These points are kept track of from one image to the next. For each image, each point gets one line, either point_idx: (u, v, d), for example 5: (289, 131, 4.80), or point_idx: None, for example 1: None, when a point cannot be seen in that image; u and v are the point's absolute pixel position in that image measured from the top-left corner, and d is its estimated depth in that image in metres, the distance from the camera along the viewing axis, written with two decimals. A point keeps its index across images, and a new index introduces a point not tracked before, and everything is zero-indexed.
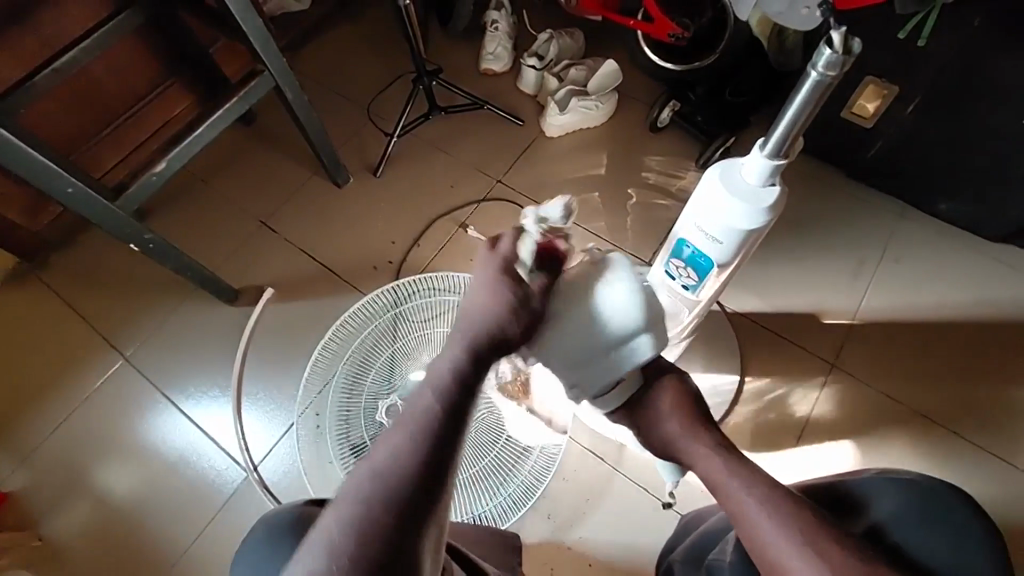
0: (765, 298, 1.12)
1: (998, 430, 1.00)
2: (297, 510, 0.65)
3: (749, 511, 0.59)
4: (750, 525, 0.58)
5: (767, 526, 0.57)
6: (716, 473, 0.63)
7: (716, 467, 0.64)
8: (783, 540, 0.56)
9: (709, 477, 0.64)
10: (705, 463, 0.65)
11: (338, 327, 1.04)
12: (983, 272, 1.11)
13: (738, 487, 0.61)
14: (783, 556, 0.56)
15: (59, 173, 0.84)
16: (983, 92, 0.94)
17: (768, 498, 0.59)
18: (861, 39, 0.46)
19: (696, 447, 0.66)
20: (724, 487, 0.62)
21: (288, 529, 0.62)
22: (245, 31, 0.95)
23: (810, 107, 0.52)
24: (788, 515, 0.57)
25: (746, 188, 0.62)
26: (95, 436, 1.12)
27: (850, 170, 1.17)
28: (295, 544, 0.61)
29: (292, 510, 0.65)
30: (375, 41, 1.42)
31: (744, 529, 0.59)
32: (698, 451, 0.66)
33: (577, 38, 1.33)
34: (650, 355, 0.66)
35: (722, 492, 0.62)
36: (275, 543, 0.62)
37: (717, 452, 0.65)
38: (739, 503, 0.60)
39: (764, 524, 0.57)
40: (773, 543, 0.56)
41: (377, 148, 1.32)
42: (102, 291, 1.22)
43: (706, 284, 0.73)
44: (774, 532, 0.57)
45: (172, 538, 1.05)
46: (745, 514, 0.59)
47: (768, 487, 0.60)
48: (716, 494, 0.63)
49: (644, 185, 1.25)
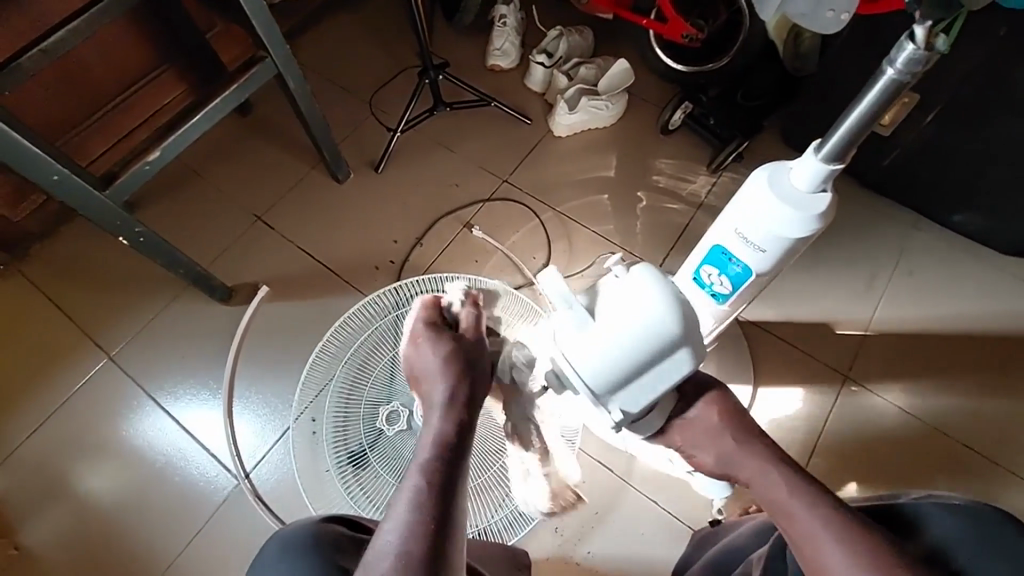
0: (778, 307, 1.10)
1: (1012, 444, 0.99)
2: (315, 526, 0.61)
3: (812, 530, 0.55)
4: (814, 545, 0.54)
5: (835, 549, 0.53)
6: (776, 491, 0.59)
7: (774, 484, 0.60)
8: (853, 566, 0.52)
9: (765, 493, 0.60)
10: (764, 481, 0.61)
11: (337, 328, 0.98)
12: (996, 284, 1.10)
13: (800, 507, 0.57)
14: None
15: (44, 160, 0.78)
16: (1005, 103, 0.93)
17: (833, 522, 0.55)
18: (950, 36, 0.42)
19: (753, 463, 0.62)
20: (785, 504, 0.58)
21: (302, 548, 0.58)
22: (249, 15, 0.90)
23: (880, 108, 0.48)
24: (856, 537, 0.53)
25: (796, 193, 0.59)
26: (77, 440, 1.06)
27: (863, 178, 1.16)
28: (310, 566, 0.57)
29: (309, 526, 0.61)
30: (377, 33, 1.37)
31: (805, 550, 0.55)
32: (754, 467, 0.62)
33: (586, 36, 1.30)
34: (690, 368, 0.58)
35: (782, 510, 0.58)
36: (290, 557, 0.58)
37: (776, 469, 0.61)
38: (802, 522, 0.56)
39: (831, 546, 0.53)
40: (840, 567, 0.52)
41: (379, 144, 1.28)
42: (86, 286, 1.16)
43: (739, 293, 0.71)
44: (841, 554, 0.53)
45: (160, 548, 1.00)
46: (809, 534, 0.55)
47: (832, 508, 0.56)
48: (773, 511, 0.59)
49: (655, 188, 1.22)
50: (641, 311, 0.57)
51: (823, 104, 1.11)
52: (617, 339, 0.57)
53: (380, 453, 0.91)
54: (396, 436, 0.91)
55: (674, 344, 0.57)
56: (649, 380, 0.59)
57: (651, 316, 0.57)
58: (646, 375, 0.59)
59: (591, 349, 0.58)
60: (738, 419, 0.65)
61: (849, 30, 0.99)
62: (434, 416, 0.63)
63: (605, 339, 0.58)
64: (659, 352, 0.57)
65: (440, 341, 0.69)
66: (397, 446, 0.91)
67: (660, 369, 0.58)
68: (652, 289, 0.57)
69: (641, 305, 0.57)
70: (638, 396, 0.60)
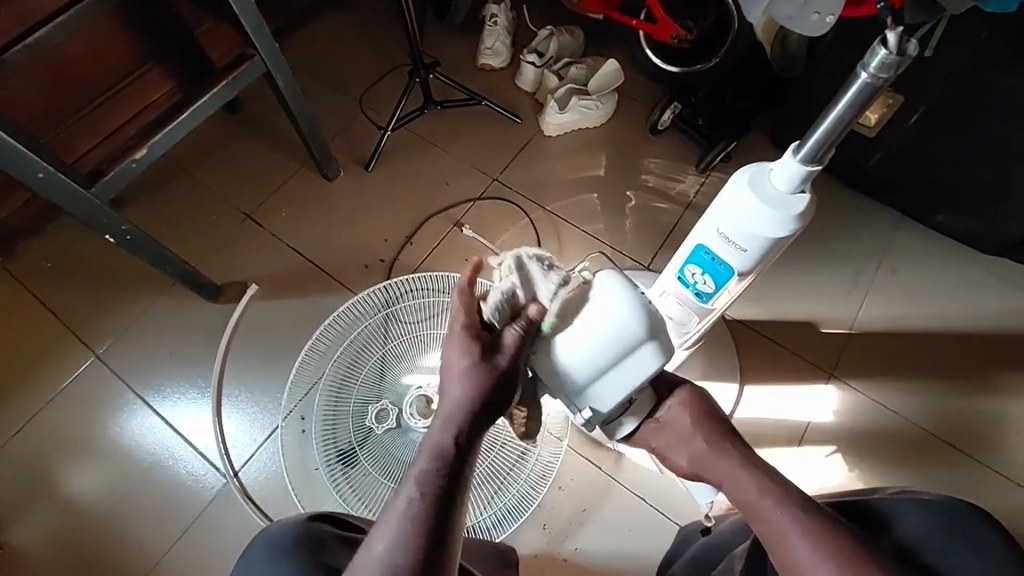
0: (764, 306, 1.11)
1: (991, 440, 1.01)
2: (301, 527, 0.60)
3: (779, 525, 0.56)
4: (784, 544, 0.55)
5: (802, 543, 0.54)
6: (747, 491, 0.61)
7: (745, 485, 0.61)
8: (824, 562, 0.53)
9: (738, 495, 0.61)
10: (737, 481, 0.62)
11: (326, 327, 0.99)
12: (977, 284, 1.12)
13: (770, 506, 0.58)
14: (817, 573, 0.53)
15: (29, 158, 0.78)
16: (986, 105, 0.94)
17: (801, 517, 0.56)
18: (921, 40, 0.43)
19: (724, 465, 0.64)
20: (756, 506, 0.59)
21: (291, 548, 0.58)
22: (236, 12, 0.90)
23: (855, 111, 0.49)
24: (822, 531, 0.54)
25: (775, 194, 0.60)
26: (64, 438, 1.05)
27: (848, 180, 1.18)
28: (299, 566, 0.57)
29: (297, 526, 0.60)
30: (368, 30, 1.37)
31: (777, 547, 0.56)
32: (725, 469, 0.63)
33: (576, 35, 1.30)
34: (658, 364, 0.61)
35: (753, 510, 0.59)
36: (276, 559, 0.58)
37: (748, 470, 0.62)
38: (771, 521, 0.57)
39: (798, 541, 0.54)
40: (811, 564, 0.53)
41: (370, 142, 1.28)
42: (72, 283, 1.15)
43: (721, 293, 0.72)
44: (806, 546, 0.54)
45: (148, 547, 1.00)
46: (779, 532, 0.56)
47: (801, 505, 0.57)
48: (746, 513, 0.60)
49: (644, 187, 1.23)
50: (607, 312, 0.60)
51: (809, 105, 1.12)
52: (584, 343, 0.60)
53: (369, 451, 0.91)
54: (385, 434, 0.91)
55: (638, 344, 0.60)
56: (616, 380, 0.62)
57: (614, 322, 0.60)
58: (614, 375, 0.62)
59: (562, 354, 0.61)
60: (709, 420, 0.67)
61: (834, 33, 1.01)
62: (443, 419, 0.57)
63: (572, 342, 0.61)
64: (624, 354, 0.60)
65: (474, 350, 0.59)
66: (386, 445, 0.91)
67: (627, 369, 0.61)
68: (617, 293, 0.60)
69: (606, 313, 0.60)
70: (608, 396, 0.63)
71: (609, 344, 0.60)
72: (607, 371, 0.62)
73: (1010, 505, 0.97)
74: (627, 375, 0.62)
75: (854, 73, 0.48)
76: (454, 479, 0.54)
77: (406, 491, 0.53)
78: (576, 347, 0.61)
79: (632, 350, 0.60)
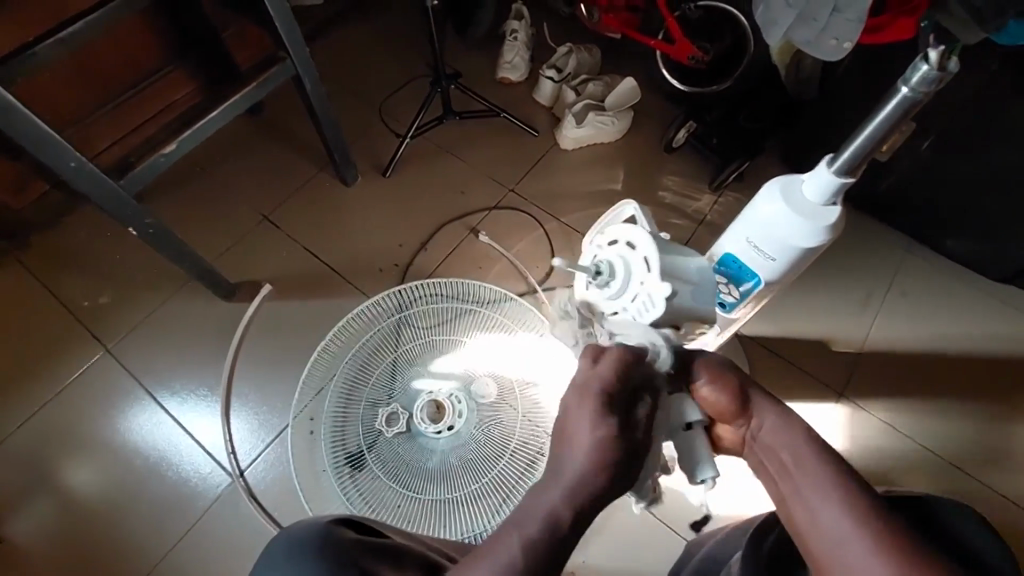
0: (774, 324, 1.12)
1: (1000, 465, 1.01)
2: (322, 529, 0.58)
3: (811, 485, 0.51)
4: (811, 507, 0.50)
5: (834, 507, 0.49)
6: (787, 448, 0.54)
7: (787, 441, 0.54)
8: (851, 525, 0.47)
9: (774, 449, 0.55)
10: (777, 436, 0.55)
11: (343, 325, 0.99)
12: (984, 307, 1.13)
13: (799, 463, 0.53)
14: (841, 540, 0.47)
15: (62, 148, 0.78)
16: (1000, 135, 0.96)
17: (842, 484, 0.50)
18: (959, 61, 0.46)
19: (769, 417, 0.57)
20: (790, 463, 0.53)
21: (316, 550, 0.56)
22: (272, 15, 0.91)
23: (892, 124, 0.51)
24: (855, 497, 0.49)
25: (806, 204, 0.61)
26: (70, 433, 1.04)
27: (859, 203, 1.20)
28: (320, 570, 0.55)
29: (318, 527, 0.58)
30: (390, 41, 1.40)
31: (799, 511, 0.51)
32: (770, 423, 0.56)
33: (594, 53, 1.33)
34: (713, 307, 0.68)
35: (783, 466, 0.54)
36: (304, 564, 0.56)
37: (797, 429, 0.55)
38: (800, 480, 0.52)
39: (828, 505, 0.49)
40: (835, 528, 0.48)
41: (388, 149, 1.29)
42: (87, 276, 1.15)
43: (744, 303, 0.73)
44: (836, 508, 0.49)
45: (150, 546, 0.98)
46: (804, 493, 0.51)
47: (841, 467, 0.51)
48: (778, 469, 0.54)
49: (660, 204, 1.24)
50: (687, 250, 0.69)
51: (823, 129, 1.15)
52: (684, 253, 0.68)
53: (378, 455, 0.90)
54: (394, 438, 0.90)
55: (709, 276, 0.68)
56: (697, 290, 0.66)
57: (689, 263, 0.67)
58: (696, 285, 0.66)
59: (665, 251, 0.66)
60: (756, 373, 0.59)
61: (850, 59, 1.03)
62: (589, 460, 0.50)
63: (670, 249, 0.67)
64: (700, 278, 0.67)
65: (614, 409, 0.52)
66: (395, 449, 0.90)
67: (703, 291, 0.67)
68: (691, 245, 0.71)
69: (688, 251, 0.69)
70: (690, 300, 0.65)
71: (691, 264, 0.67)
72: (686, 278, 0.66)
73: (1020, 531, 0.97)
74: (701, 296, 0.67)
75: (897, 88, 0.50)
76: (559, 555, 0.48)
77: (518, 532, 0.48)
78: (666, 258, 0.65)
79: (706, 277, 0.68)
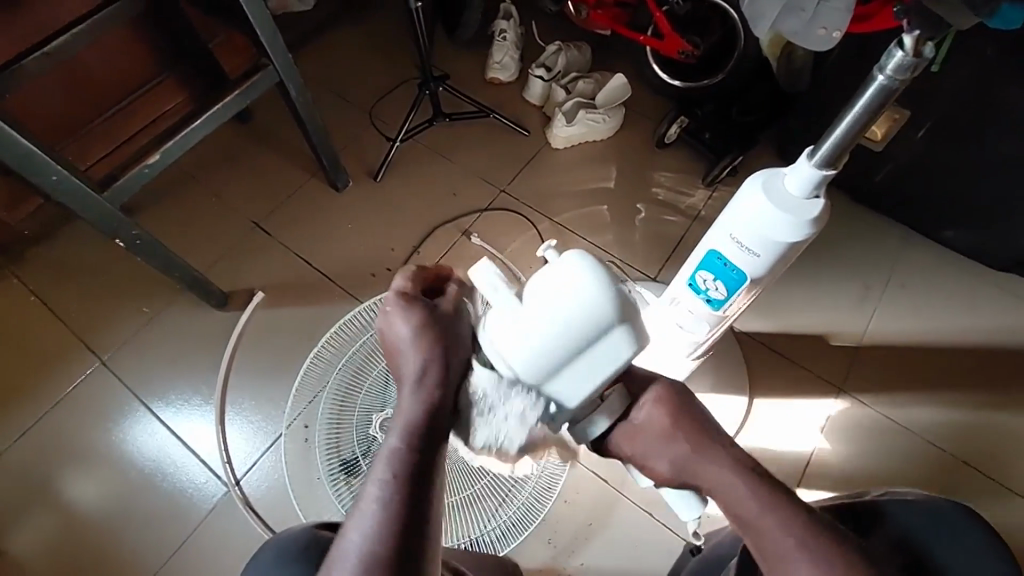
0: (772, 319, 1.10)
1: (1004, 457, 0.99)
2: (307, 534, 0.60)
3: (780, 545, 0.52)
4: (782, 565, 0.52)
5: (801, 563, 0.51)
6: (742, 504, 0.55)
7: (740, 498, 0.55)
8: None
9: (729, 504, 0.56)
10: (728, 492, 0.56)
11: (336, 331, 0.98)
12: (984, 296, 1.11)
13: (760, 518, 0.54)
14: None
15: (44, 162, 0.79)
16: (994, 121, 0.94)
17: (806, 534, 0.52)
18: (934, 47, 0.45)
19: (716, 474, 0.57)
20: (752, 520, 0.54)
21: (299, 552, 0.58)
22: (253, 23, 0.91)
23: (871, 113, 0.51)
24: (825, 554, 0.51)
25: (789, 198, 0.60)
26: (66, 445, 1.05)
27: (855, 194, 1.18)
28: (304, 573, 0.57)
29: (304, 531, 0.60)
30: (379, 44, 1.39)
31: (772, 564, 0.53)
32: (719, 479, 0.57)
33: (584, 50, 1.32)
34: (631, 353, 0.53)
35: (745, 523, 0.55)
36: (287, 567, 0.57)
37: (744, 482, 0.56)
38: (765, 536, 0.53)
39: (797, 559, 0.52)
40: None
41: (379, 153, 1.29)
42: (80, 288, 1.15)
43: (732, 300, 0.72)
44: (809, 570, 0.51)
45: (147, 557, 0.98)
46: (773, 550, 0.53)
47: (806, 524, 0.53)
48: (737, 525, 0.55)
49: (654, 201, 1.23)
50: (561, 299, 0.52)
51: (816, 120, 1.13)
52: (551, 322, 0.51)
53: (372, 462, 0.89)
54: None
55: (607, 329, 0.51)
56: (583, 368, 0.53)
57: (571, 318, 0.51)
58: (581, 362, 0.53)
59: (516, 346, 0.52)
60: (693, 424, 0.59)
61: (840, 48, 1.02)
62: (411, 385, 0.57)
63: (526, 336, 0.52)
64: (586, 342, 0.52)
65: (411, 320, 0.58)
66: None
67: (597, 356, 0.53)
68: (579, 279, 0.51)
69: (558, 306, 0.52)
70: (574, 384, 0.54)
71: (563, 330, 0.51)
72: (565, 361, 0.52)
73: None
74: (592, 367, 0.53)
75: (871, 76, 0.49)
76: (421, 475, 0.53)
77: (377, 473, 0.53)
78: (514, 359, 0.53)
79: (595, 333, 0.52)
